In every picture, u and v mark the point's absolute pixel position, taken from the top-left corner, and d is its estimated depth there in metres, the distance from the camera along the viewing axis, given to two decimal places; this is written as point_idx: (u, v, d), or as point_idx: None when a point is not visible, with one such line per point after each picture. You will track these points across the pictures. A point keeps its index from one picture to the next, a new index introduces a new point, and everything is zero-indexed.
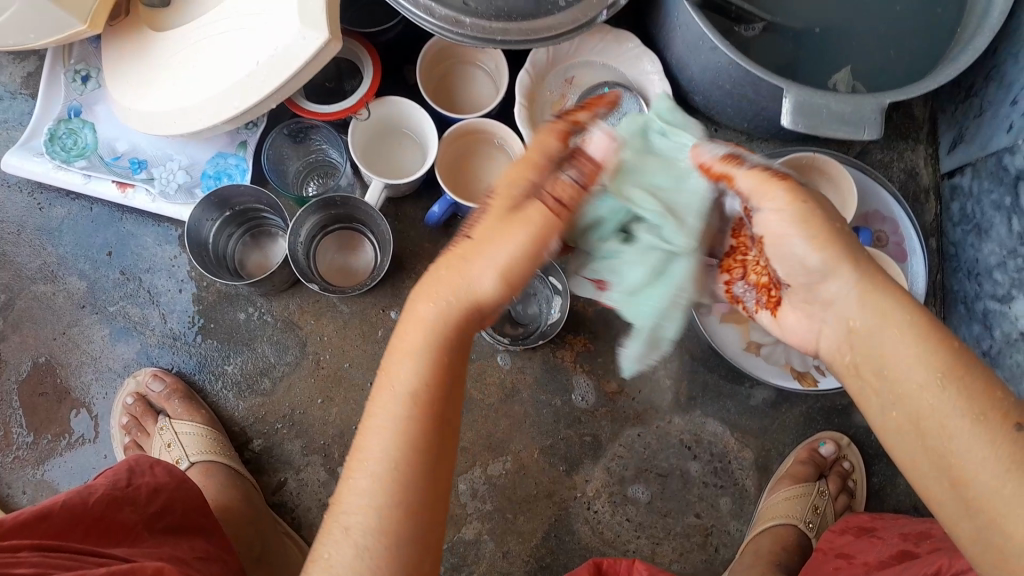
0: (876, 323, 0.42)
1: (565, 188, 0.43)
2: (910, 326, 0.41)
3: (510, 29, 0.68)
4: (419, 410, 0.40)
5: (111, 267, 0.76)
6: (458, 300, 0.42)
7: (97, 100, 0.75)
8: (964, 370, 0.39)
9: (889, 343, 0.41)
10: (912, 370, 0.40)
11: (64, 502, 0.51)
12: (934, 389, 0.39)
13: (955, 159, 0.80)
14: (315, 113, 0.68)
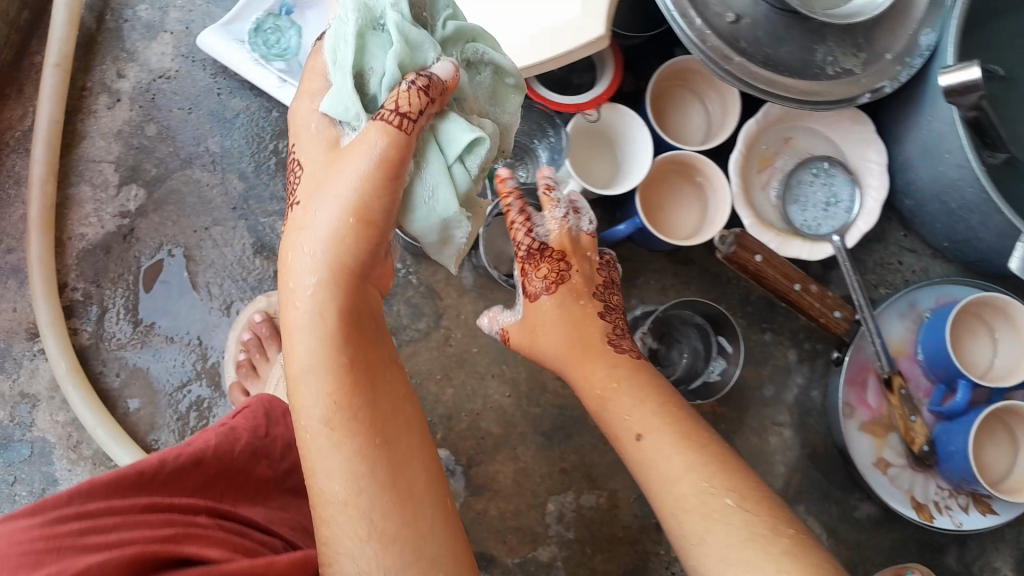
0: (672, 437, 0.48)
1: (409, 99, 0.41)
2: (692, 435, 0.48)
3: (774, 82, 0.64)
4: (333, 401, 0.41)
5: (274, 177, 0.71)
6: (324, 252, 0.41)
7: (312, 6, 0.70)
8: (746, 481, 0.46)
9: (662, 447, 0.48)
10: (692, 467, 0.46)
11: (212, 447, 0.47)
12: (717, 494, 0.45)
13: None
14: (545, 99, 0.64)
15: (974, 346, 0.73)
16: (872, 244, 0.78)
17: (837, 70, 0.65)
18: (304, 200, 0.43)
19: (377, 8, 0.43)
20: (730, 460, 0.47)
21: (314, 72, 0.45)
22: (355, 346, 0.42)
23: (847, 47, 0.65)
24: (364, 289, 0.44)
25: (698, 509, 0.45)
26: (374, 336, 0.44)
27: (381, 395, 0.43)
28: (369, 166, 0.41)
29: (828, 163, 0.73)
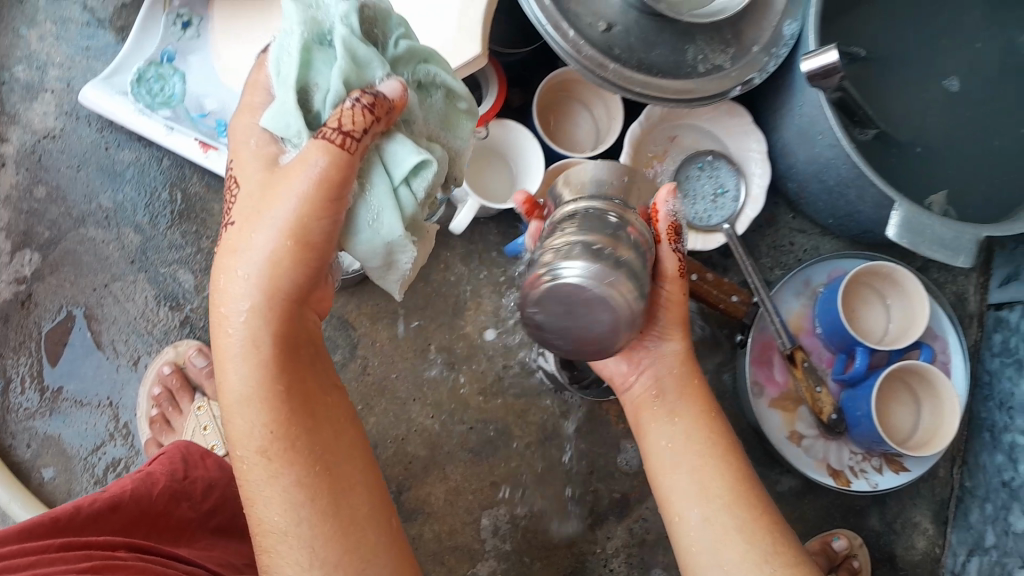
0: (696, 450, 0.51)
1: (354, 119, 0.40)
2: (717, 452, 0.51)
3: (650, 84, 0.67)
4: (277, 425, 0.42)
5: (171, 225, 0.71)
6: (256, 283, 0.41)
7: (194, 50, 0.70)
8: (751, 509, 0.49)
9: (687, 459, 0.51)
10: (710, 484, 0.50)
11: (129, 491, 0.48)
12: (727, 514, 0.49)
13: (1007, 293, 0.83)
14: None
15: (868, 314, 0.77)
16: (764, 228, 0.82)
17: (708, 65, 0.69)
18: (242, 219, 0.41)
19: (325, 21, 0.41)
20: (744, 477, 0.51)
21: (256, 87, 0.43)
22: (293, 379, 0.43)
23: (715, 43, 0.69)
24: (301, 313, 0.43)
25: (710, 523, 0.49)
26: (311, 364, 0.45)
27: (321, 424, 0.44)
28: (306, 186, 0.40)
29: (712, 157, 0.77)
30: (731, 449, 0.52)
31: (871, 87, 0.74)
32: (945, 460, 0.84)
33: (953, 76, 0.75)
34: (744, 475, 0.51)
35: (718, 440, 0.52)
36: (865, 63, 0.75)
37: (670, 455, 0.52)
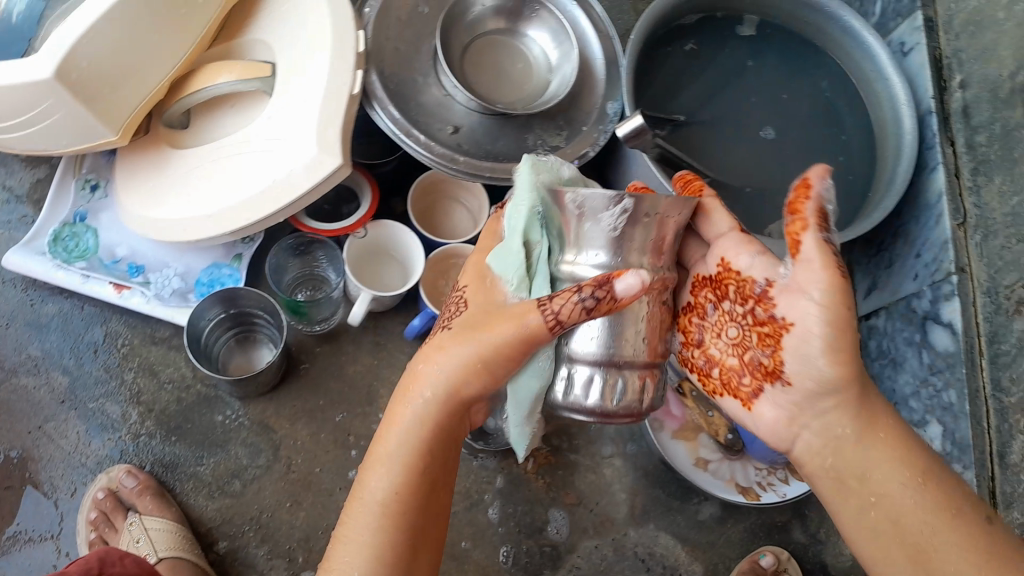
0: (879, 455, 0.49)
1: (571, 311, 0.50)
2: (904, 458, 0.49)
3: (497, 169, 0.77)
4: (392, 498, 0.52)
5: (96, 363, 0.78)
6: (442, 388, 0.54)
7: (104, 208, 0.80)
8: (947, 498, 0.47)
9: (873, 464, 0.49)
10: (895, 478, 0.49)
11: None
12: (925, 506, 0.47)
13: (871, 302, 0.92)
14: (316, 229, 0.75)
15: None
16: None
17: (548, 147, 0.80)
18: (452, 337, 0.55)
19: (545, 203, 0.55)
20: (918, 465, 0.49)
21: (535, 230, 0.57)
22: (435, 462, 0.54)
23: (550, 128, 0.80)
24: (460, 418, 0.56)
25: (908, 517, 0.48)
26: (450, 464, 0.56)
27: (429, 505, 0.54)
28: (512, 332, 0.52)
29: None
30: (902, 445, 0.50)
31: (697, 146, 0.86)
32: None
33: (768, 127, 0.88)
34: (927, 467, 0.49)
35: (898, 442, 0.50)
36: (688, 127, 0.86)
37: (852, 468, 0.50)
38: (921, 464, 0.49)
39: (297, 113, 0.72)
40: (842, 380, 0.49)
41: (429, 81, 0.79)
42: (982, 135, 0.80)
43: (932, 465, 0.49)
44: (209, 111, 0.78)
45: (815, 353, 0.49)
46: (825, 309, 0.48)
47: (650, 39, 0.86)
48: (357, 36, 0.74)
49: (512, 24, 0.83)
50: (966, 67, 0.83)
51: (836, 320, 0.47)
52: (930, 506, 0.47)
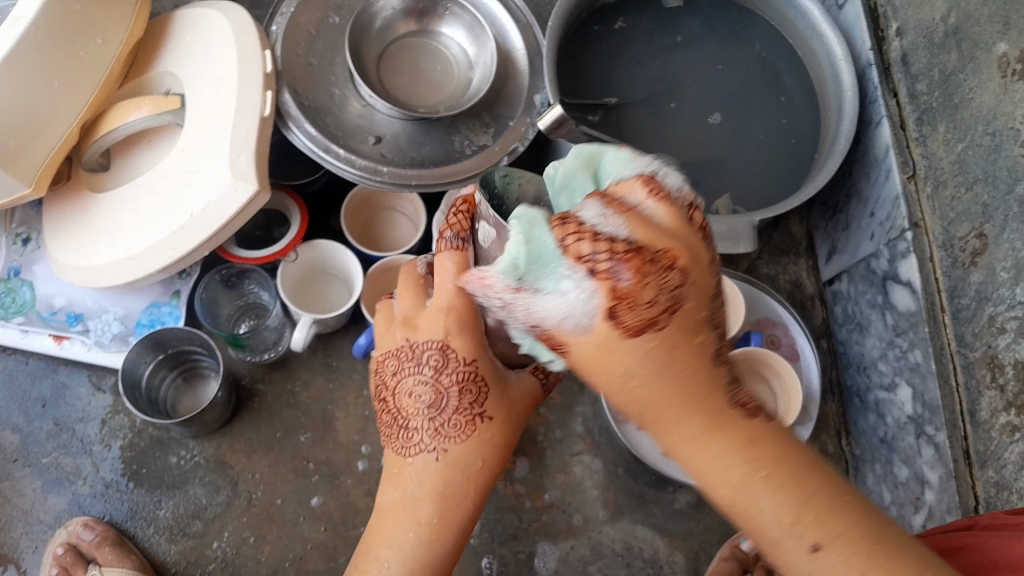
0: (714, 448, 0.39)
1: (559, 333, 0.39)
2: (730, 437, 0.39)
3: (424, 176, 0.74)
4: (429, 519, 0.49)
5: (45, 419, 0.78)
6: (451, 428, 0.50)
7: (36, 260, 0.79)
8: (789, 471, 0.39)
9: (700, 455, 0.39)
10: (706, 459, 0.39)
11: None
12: (753, 504, 0.39)
13: (833, 268, 0.90)
14: (246, 258, 0.73)
15: None
16: None
17: (474, 147, 0.79)
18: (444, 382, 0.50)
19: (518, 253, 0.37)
20: (725, 422, 0.39)
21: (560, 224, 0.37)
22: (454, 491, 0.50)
23: (476, 127, 0.79)
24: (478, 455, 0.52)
25: (735, 510, 0.39)
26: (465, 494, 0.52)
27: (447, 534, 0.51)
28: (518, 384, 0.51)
29: None
30: (737, 417, 0.39)
31: (634, 128, 0.82)
32: (832, 435, 0.88)
33: (715, 111, 0.84)
34: (755, 439, 0.39)
35: (727, 420, 0.39)
36: (622, 109, 0.83)
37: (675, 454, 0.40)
38: (734, 432, 0.39)
39: (206, 145, 0.70)
40: (653, 416, 0.39)
41: (348, 94, 0.79)
42: (922, 83, 0.77)
43: (763, 429, 0.39)
44: (127, 151, 0.77)
45: (619, 397, 0.39)
46: (624, 353, 0.37)
47: (572, 23, 0.83)
48: (263, 55, 0.73)
49: (426, 24, 0.83)
50: (901, 14, 0.80)
51: (663, 380, 0.38)
52: (763, 497, 0.38)
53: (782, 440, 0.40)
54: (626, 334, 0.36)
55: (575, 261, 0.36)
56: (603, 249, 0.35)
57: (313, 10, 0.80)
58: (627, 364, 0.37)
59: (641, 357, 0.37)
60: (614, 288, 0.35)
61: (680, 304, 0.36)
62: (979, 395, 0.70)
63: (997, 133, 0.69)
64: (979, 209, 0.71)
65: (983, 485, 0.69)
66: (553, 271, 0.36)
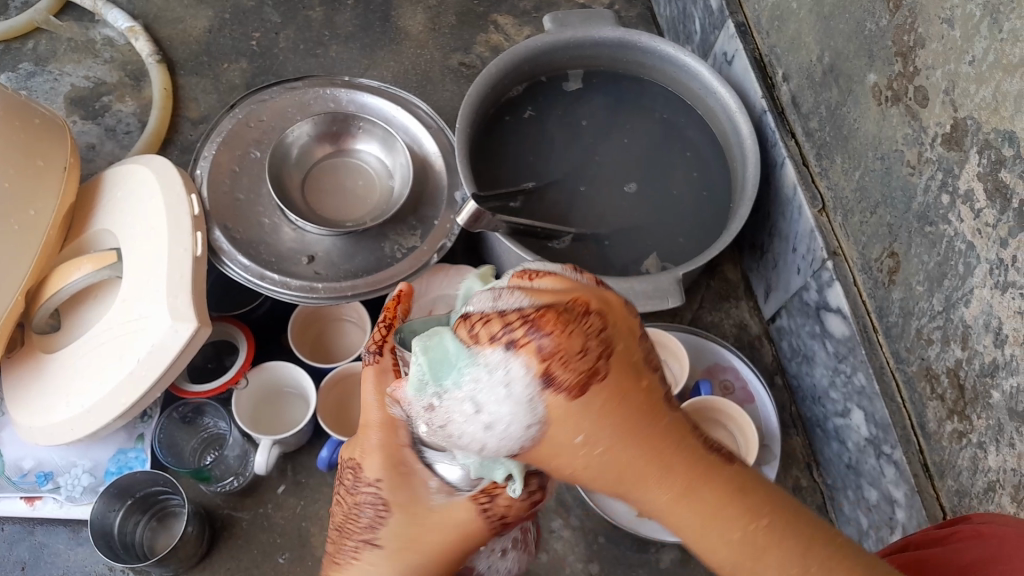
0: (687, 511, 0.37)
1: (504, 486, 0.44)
2: (708, 497, 0.37)
3: (359, 285, 0.77)
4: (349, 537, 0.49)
5: None
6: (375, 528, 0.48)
7: (1, 426, 0.82)
8: (774, 517, 0.38)
9: (683, 522, 0.38)
10: (686, 517, 0.37)
11: None
12: (758, 559, 0.37)
13: (772, 305, 0.92)
14: (198, 393, 0.76)
15: None
16: None
17: (404, 251, 0.82)
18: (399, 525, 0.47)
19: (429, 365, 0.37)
20: (702, 482, 0.37)
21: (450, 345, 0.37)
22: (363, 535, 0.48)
23: (403, 232, 0.83)
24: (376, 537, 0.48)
25: (738, 569, 0.38)
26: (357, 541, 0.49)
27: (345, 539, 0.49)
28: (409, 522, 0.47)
29: None
30: (721, 487, 0.38)
31: (554, 206, 0.86)
32: (803, 468, 0.89)
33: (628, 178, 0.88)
34: (735, 489, 0.38)
35: (696, 477, 0.37)
36: (539, 191, 0.87)
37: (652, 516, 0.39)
38: (733, 492, 0.38)
39: (145, 291, 0.74)
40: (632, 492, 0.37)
41: (279, 222, 0.83)
42: (813, 121, 0.81)
43: (725, 475, 0.38)
44: (74, 309, 0.81)
45: (589, 478, 0.37)
46: (581, 425, 0.35)
47: (481, 120, 0.88)
48: (189, 200, 0.78)
49: (342, 145, 0.88)
50: (784, 61, 0.85)
51: (613, 452, 0.36)
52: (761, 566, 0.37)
53: (756, 477, 0.39)
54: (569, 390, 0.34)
55: (480, 347, 0.35)
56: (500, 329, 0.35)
57: (233, 149, 0.85)
58: (587, 439, 0.35)
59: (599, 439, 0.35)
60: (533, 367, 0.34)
61: (612, 349, 0.36)
62: (924, 407, 0.71)
63: (886, 157, 0.72)
64: (885, 229, 0.73)
65: (946, 495, 0.69)
66: (458, 372, 0.36)
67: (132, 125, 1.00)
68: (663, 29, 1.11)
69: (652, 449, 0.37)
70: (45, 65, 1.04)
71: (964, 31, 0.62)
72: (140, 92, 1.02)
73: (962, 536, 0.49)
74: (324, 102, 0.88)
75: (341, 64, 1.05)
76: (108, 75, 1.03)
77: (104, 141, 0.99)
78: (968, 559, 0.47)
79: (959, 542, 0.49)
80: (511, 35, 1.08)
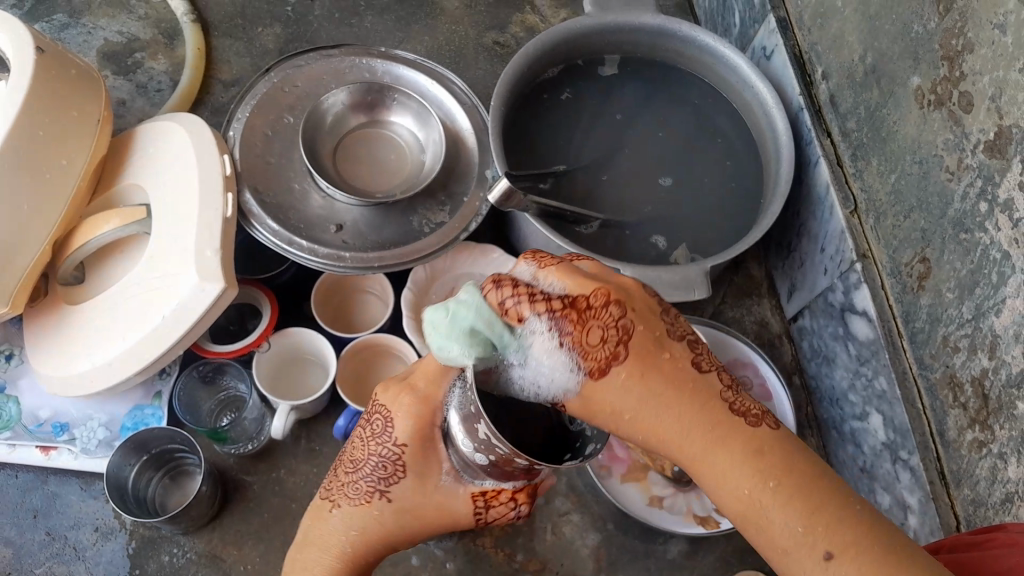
0: (646, 395, 0.49)
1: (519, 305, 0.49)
2: (704, 417, 0.49)
3: (385, 256, 0.77)
4: (390, 517, 0.57)
5: (37, 528, 0.79)
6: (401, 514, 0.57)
7: (21, 374, 0.83)
8: (802, 476, 0.47)
9: (734, 471, 0.47)
10: (736, 469, 0.47)
11: None
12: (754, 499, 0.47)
13: (795, 304, 0.92)
14: (220, 353, 0.76)
15: None
16: None
17: (432, 226, 0.82)
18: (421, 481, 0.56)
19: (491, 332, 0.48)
20: (754, 451, 0.48)
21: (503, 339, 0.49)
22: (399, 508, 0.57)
23: (431, 207, 0.83)
24: (410, 495, 0.57)
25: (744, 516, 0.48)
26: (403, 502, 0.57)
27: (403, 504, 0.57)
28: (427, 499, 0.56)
29: None
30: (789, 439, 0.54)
31: (584, 191, 0.85)
32: None
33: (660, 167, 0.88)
34: (755, 449, 0.48)
35: (746, 448, 0.48)
36: (570, 175, 0.86)
37: (707, 467, 0.48)
38: (748, 442, 0.48)
39: (173, 249, 0.74)
40: (648, 394, 0.49)
41: (309, 189, 0.83)
42: (851, 121, 0.81)
43: (771, 443, 0.48)
44: (100, 263, 0.81)
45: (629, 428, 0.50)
46: (614, 398, 0.49)
47: (515, 99, 0.87)
48: (222, 160, 0.78)
49: (376, 116, 0.88)
50: (824, 59, 0.85)
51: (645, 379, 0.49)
52: (816, 527, 0.46)
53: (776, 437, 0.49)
54: (598, 377, 0.49)
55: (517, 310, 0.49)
56: (543, 307, 0.49)
57: (268, 113, 0.85)
58: (630, 394, 0.49)
59: (640, 395, 0.49)
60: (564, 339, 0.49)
61: (627, 334, 0.50)
62: (945, 415, 0.71)
63: (924, 161, 0.72)
64: (918, 234, 0.73)
65: (962, 504, 0.69)
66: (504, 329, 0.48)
67: (164, 83, 0.99)
68: (701, 20, 1.10)
69: (691, 400, 0.49)
70: (79, 17, 1.03)
71: (1016, 38, 0.61)
72: (173, 50, 1.02)
73: (999, 543, 0.49)
74: (359, 72, 0.88)
75: (376, 36, 1.04)
76: (142, 32, 1.03)
77: (135, 98, 0.98)
78: (1003, 568, 0.47)
79: (994, 549, 0.49)
80: (547, 17, 1.07)
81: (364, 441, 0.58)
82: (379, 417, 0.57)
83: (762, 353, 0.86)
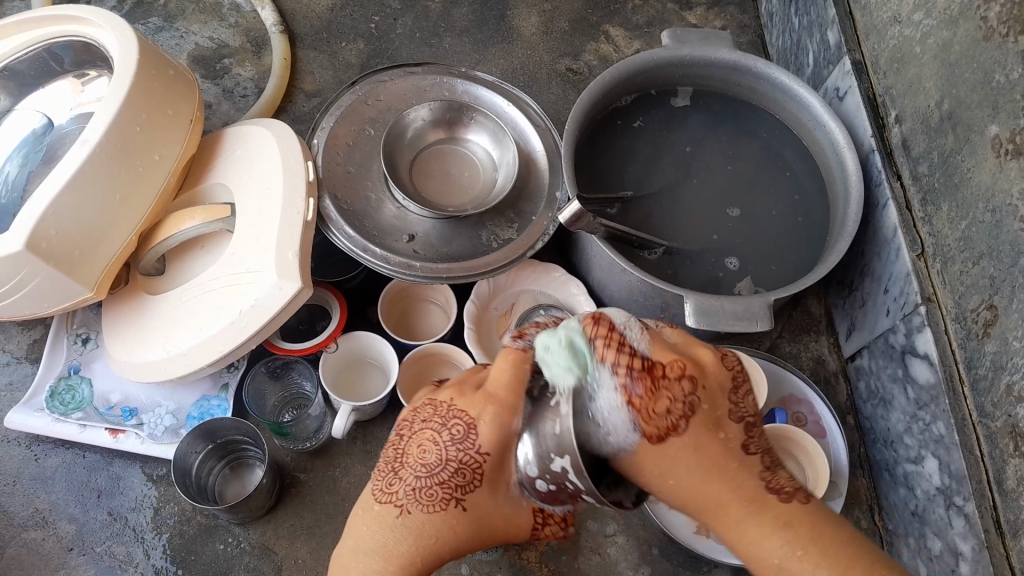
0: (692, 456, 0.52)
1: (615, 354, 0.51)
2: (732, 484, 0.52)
3: (454, 268, 0.79)
4: (447, 524, 0.57)
5: (100, 507, 0.81)
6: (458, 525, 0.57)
7: (95, 358, 0.86)
8: (820, 535, 0.52)
9: (756, 536, 0.52)
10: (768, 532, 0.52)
11: None
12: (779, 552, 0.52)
13: (854, 344, 0.92)
14: (289, 350, 0.78)
15: None
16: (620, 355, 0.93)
17: (500, 242, 0.84)
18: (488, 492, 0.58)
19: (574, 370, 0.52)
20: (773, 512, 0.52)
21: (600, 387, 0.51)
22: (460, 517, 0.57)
23: (501, 223, 0.85)
24: (475, 506, 0.58)
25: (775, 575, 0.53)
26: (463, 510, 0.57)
27: (467, 512, 0.57)
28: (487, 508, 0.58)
29: (544, 310, 0.87)
30: (818, 527, 0.52)
31: (651, 217, 0.87)
32: (865, 511, 0.88)
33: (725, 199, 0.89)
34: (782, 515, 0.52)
35: (767, 513, 0.52)
36: (638, 201, 0.88)
37: (742, 538, 0.53)
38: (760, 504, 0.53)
39: (253, 247, 0.77)
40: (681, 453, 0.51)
41: (384, 199, 0.86)
42: (923, 165, 0.81)
43: (795, 511, 0.53)
44: (181, 257, 0.84)
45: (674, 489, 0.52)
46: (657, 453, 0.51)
47: (589, 125, 0.90)
48: (305, 166, 0.81)
49: (454, 133, 0.90)
50: (898, 103, 0.85)
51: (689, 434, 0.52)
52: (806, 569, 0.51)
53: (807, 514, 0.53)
54: (656, 436, 0.51)
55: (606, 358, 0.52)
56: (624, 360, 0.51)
57: (351, 123, 0.88)
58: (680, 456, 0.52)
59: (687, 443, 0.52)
60: (632, 400, 0.50)
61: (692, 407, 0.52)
62: (1005, 465, 0.70)
63: (997, 209, 0.72)
64: (987, 281, 0.73)
65: (1018, 556, 0.68)
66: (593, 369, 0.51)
67: (249, 89, 1.03)
68: (773, 58, 1.11)
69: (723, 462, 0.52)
70: (173, 22, 1.08)
71: None
72: (260, 59, 1.06)
73: None
74: (440, 90, 0.91)
75: (453, 56, 1.07)
76: (231, 39, 1.07)
77: (221, 101, 1.02)
78: None
79: None
80: (620, 47, 1.10)
81: (437, 442, 0.57)
82: (459, 423, 0.56)
83: (818, 391, 0.86)
